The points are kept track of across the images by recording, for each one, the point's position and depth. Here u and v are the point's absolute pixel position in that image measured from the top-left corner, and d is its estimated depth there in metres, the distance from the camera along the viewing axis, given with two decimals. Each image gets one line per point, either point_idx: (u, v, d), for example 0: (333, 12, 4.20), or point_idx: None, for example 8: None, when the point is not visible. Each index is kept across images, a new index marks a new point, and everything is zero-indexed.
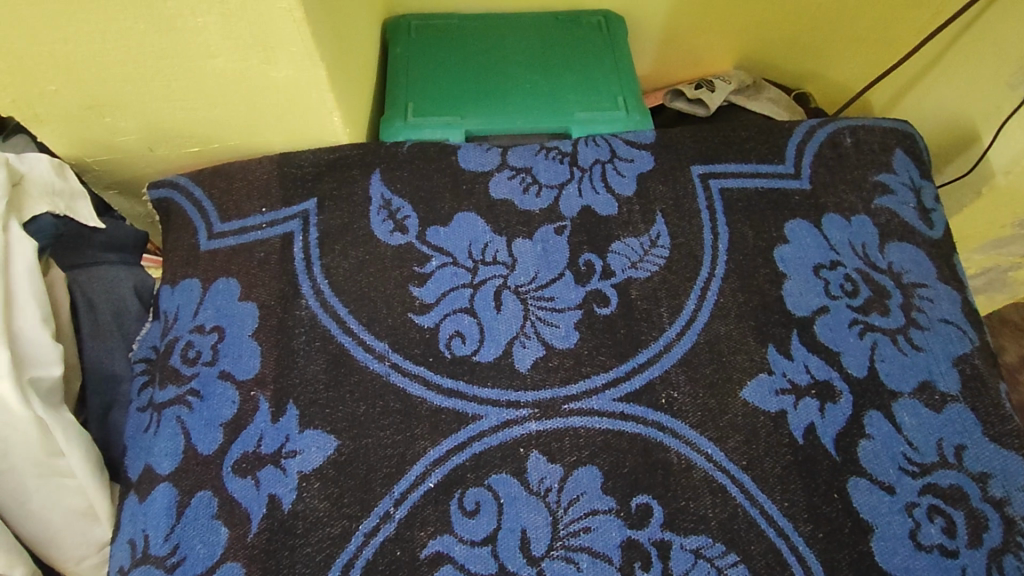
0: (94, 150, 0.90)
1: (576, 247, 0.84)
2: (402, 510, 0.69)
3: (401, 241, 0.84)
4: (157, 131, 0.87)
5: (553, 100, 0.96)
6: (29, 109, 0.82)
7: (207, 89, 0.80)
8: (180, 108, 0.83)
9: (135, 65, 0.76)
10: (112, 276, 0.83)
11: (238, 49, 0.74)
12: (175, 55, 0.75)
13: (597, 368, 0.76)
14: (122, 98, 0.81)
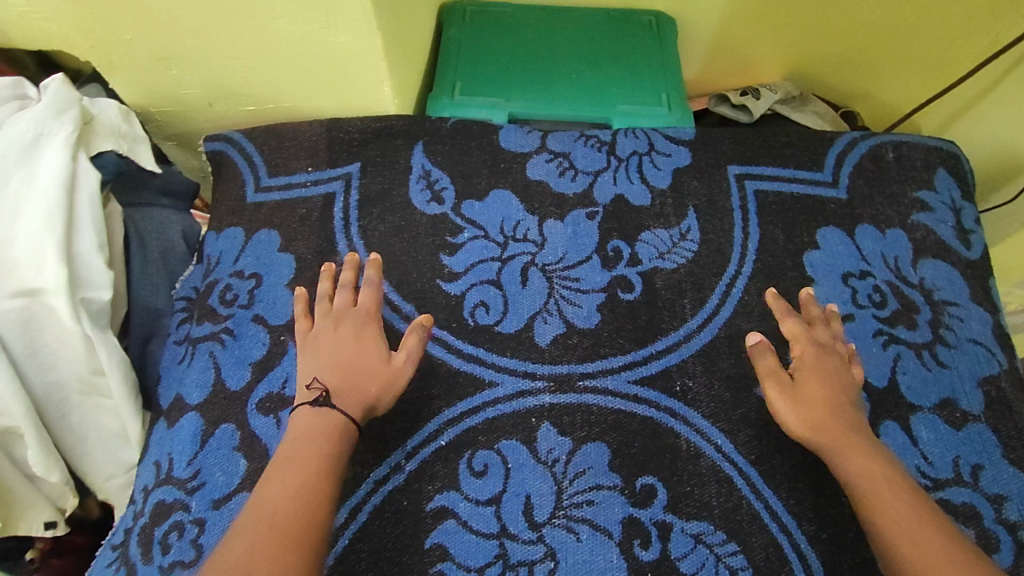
0: (159, 101, 0.95)
1: (606, 233, 0.85)
2: (412, 463, 0.71)
3: (437, 212, 0.87)
4: (218, 86, 0.92)
5: (597, 91, 0.98)
6: (106, 55, 0.88)
7: (268, 49, 0.84)
8: (241, 65, 0.87)
9: (201, 19, 0.80)
10: (162, 216, 0.88)
11: (299, 11, 0.78)
12: (241, 13, 0.79)
13: (615, 351, 0.78)
14: (188, 52, 0.86)
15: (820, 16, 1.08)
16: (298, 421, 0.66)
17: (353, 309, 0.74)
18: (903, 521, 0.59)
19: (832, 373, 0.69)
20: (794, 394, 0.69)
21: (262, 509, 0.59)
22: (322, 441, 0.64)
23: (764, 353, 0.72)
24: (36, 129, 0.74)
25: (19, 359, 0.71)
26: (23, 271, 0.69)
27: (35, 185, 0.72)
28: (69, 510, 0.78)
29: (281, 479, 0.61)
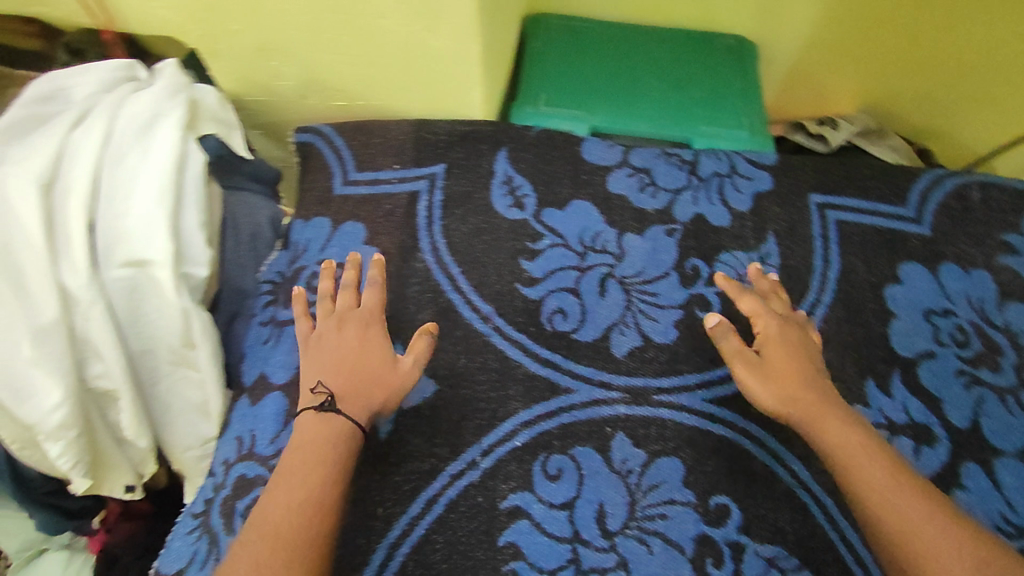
0: (254, 90, 0.98)
1: (685, 250, 0.86)
2: (488, 460, 0.73)
3: (518, 217, 0.88)
4: (313, 78, 0.93)
5: (678, 110, 0.98)
6: (211, 43, 0.91)
7: (366, 49, 0.85)
8: (338, 60, 0.88)
9: (308, 15, 0.82)
10: (252, 201, 0.90)
11: (403, 14, 0.79)
12: (348, 13, 0.81)
13: (691, 369, 0.79)
14: (288, 45, 0.88)
15: (907, 46, 1.08)
16: (302, 426, 0.66)
17: (361, 313, 0.75)
18: (880, 484, 0.60)
19: (793, 345, 0.72)
20: (763, 369, 0.72)
21: (264, 524, 0.59)
22: (324, 450, 0.64)
23: (727, 335, 0.75)
24: (151, 110, 0.77)
25: (123, 327, 0.74)
26: (133, 244, 0.72)
27: (147, 162, 0.75)
28: (148, 475, 0.82)
29: (284, 491, 0.61)
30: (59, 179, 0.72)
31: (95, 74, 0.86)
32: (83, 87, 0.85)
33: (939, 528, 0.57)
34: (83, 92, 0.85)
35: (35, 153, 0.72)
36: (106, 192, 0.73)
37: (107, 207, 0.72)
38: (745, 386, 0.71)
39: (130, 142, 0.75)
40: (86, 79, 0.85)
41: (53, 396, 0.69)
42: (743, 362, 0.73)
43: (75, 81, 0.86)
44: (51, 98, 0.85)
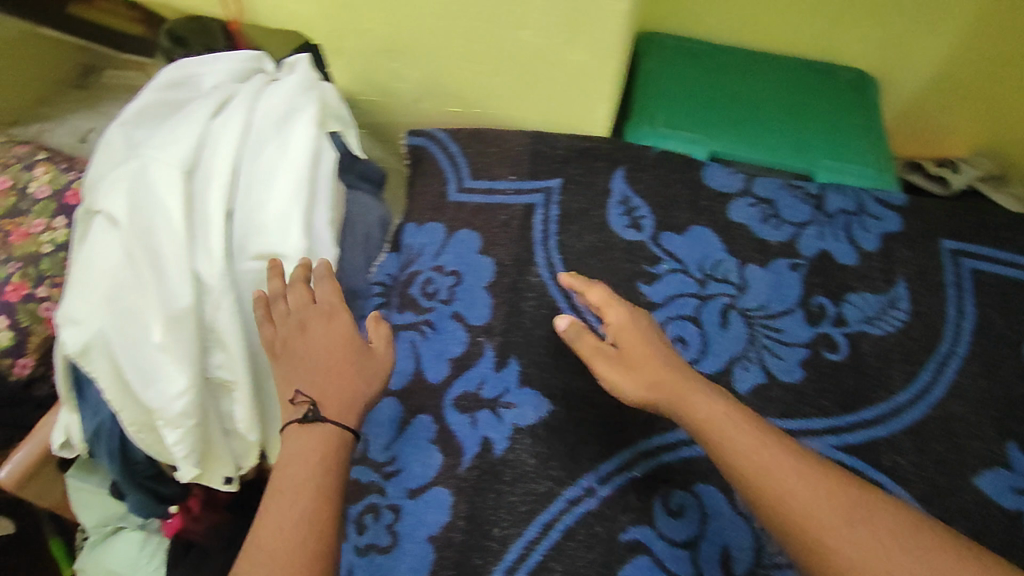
0: (367, 88, 0.95)
1: (809, 287, 0.84)
2: (606, 489, 0.71)
3: (635, 238, 0.86)
4: (433, 82, 0.91)
5: (799, 141, 0.95)
6: (338, 41, 0.90)
7: (497, 57, 0.83)
8: (465, 67, 0.87)
9: (447, 20, 0.81)
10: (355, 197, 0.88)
11: (545, 26, 0.77)
12: (488, 21, 0.79)
13: (818, 412, 0.77)
14: (416, 47, 0.86)
15: None
16: (290, 444, 0.61)
17: (320, 306, 0.69)
18: (759, 457, 0.58)
19: (643, 330, 0.70)
20: (621, 361, 0.69)
21: (261, 550, 0.55)
22: (315, 463, 0.60)
23: (580, 335, 0.72)
24: (290, 103, 0.77)
25: (245, 319, 0.73)
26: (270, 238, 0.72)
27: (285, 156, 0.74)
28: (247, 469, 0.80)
29: (280, 512, 0.57)
30: (197, 165, 0.71)
31: (225, 62, 0.85)
32: (213, 75, 0.84)
33: (848, 523, 0.54)
34: (211, 80, 0.84)
35: (175, 136, 0.71)
36: (245, 183, 0.72)
37: (245, 198, 0.72)
38: (607, 382, 0.68)
39: (268, 133, 0.74)
40: (216, 67, 0.84)
41: (178, 384, 0.68)
42: (607, 359, 0.70)
43: (206, 68, 0.85)
44: (181, 85, 0.84)
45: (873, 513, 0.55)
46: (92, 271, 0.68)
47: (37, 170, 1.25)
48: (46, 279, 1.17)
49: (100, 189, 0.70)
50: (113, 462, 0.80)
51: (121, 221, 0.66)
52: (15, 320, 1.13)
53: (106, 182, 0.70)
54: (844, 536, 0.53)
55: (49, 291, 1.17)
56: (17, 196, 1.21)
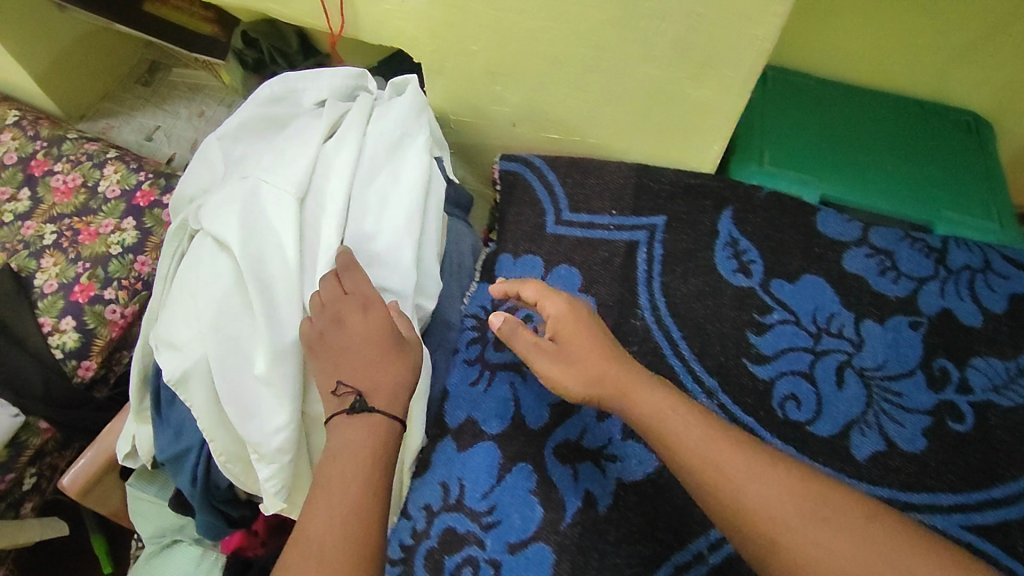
0: (463, 109, 0.90)
1: (931, 348, 0.79)
2: (717, 556, 0.67)
3: (744, 284, 0.82)
4: (534, 108, 0.86)
5: (916, 189, 0.88)
6: (438, 62, 0.84)
7: (613, 87, 0.79)
8: (574, 96, 0.82)
9: (566, 48, 0.75)
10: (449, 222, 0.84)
11: (673, 60, 0.73)
12: (611, 51, 0.74)
13: (944, 486, 0.71)
14: (524, 72, 0.81)
15: None
16: (337, 436, 0.57)
17: (357, 295, 0.63)
18: (702, 445, 0.58)
19: (585, 324, 0.69)
20: (560, 356, 0.67)
21: (309, 541, 0.52)
22: (359, 460, 0.56)
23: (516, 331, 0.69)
24: (402, 127, 0.73)
25: None
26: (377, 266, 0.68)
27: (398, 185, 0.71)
28: None
29: (325, 514, 0.53)
30: (310, 193, 0.69)
31: (327, 78, 0.81)
32: (314, 91, 0.80)
33: (803, 519, 0.53)
34: (313, 96, 0.80)
35: (289, 164, 0.69)
36: (357, 210, 0.69)
37: (356, 226, 0.69)
38: (548, 377, 0.67)
39: (381, 161, 0.71)
40: (318, 83, 0.81)
41: (277, 418, 0.63)
42: (540, 350, 0.68)
43: (306, 83, 0.81)
44: (283, 100, 0.79)
45: (849, 519, 0.54)
46: (198, 297, 0.65)
47: (108, 169, 1.22)
48: (113, 280, 1.13)
49: (207, 210, 0.68)
50: (194, 487, 0.76)
51: (234, 249, 0.64)
52: (81, 321, 1.10)
53: (215, 205, 0.68)
54: (802, 537, 0.53)
55: (116, 293, 1.13)
56: (87, 193, 1.20)
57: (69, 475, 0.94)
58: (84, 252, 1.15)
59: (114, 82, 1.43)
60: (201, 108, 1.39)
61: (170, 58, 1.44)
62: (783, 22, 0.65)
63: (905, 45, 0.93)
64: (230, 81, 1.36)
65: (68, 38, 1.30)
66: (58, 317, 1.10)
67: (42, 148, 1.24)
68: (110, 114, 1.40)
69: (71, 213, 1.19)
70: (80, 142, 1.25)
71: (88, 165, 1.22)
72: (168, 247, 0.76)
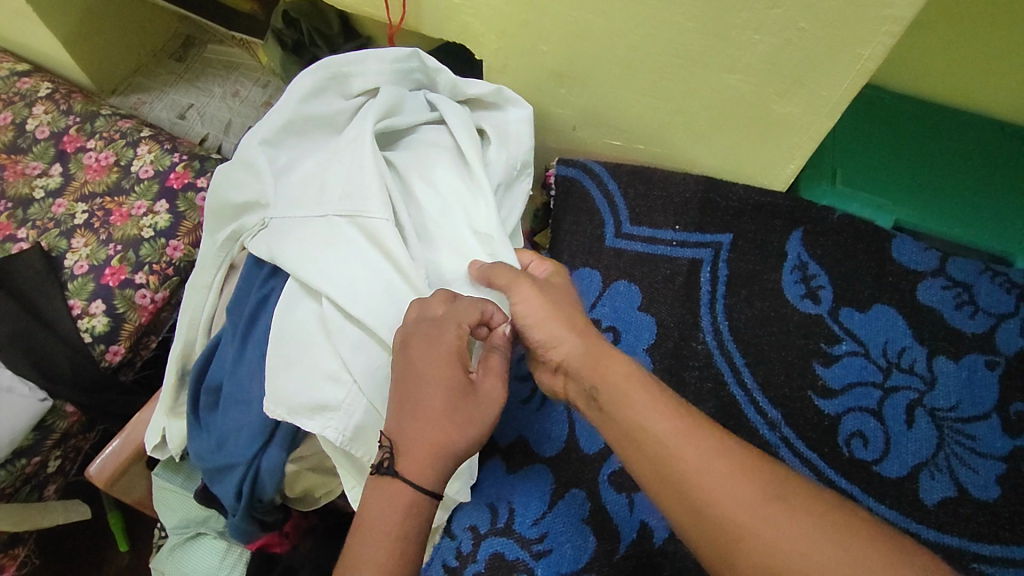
0: None
1: (1008, 390, 0.74)
2: None
3: (812, 311, 0.78)
4: (600, 114, 0.82)
5: (999, 216, 0.82)
6: (505, 61, 0.80)
7: (689, 97, 0.74)
8: (645, 104, 0.78)
9: (644, 55, 0.71)
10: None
11: (760, 73, 0.68)
12: (694, 61, 0.70)
13: (1019, 539, 0.67)
14: (595, 76, 0.77)
15: None
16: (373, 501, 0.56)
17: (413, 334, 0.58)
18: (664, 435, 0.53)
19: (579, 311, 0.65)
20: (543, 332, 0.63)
21: None
22: (397, 521, 0.55)
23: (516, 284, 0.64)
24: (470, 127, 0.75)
25: None
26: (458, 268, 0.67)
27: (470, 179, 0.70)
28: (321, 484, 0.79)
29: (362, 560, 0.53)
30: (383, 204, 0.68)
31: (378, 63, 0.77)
32: (365, 78, 0.76)
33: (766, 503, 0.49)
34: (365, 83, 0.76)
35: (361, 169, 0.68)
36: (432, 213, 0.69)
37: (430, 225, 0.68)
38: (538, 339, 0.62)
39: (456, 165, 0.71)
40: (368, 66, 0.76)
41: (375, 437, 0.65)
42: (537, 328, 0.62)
43: (358, 66, 0.76)
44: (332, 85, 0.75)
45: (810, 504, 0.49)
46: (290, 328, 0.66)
47: (141, 148, 1.18)
48: (145, 264, 1.10)
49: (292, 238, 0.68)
50: (238, 501, 0.73)
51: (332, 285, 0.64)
52: (112, 305, 1.06)
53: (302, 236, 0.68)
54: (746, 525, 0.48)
55: (147, 278, 1.09)
56: (120, 172, 1.17)
57: (97, 463, 0.90)
58: (116, 234, 1.12)
59: (147, 56, 1.39)
60: (236, 88, 1.35)
61: (204, 34, 1.40)
62: (890, 42, 0.61)
63: (1005, 69, 0.85)
64: (268, 61, 1.31)
65: (102, 9, 1.25)
66: (89, 300, 1.06)
67: (75, 123, 1.21)
68: (143, 90, 1.36)
69: (103, 192, 1.15)
70: (113, 119, 1.22)
71: (122, 143, 1.19)
72: (215, 255, 0.76)
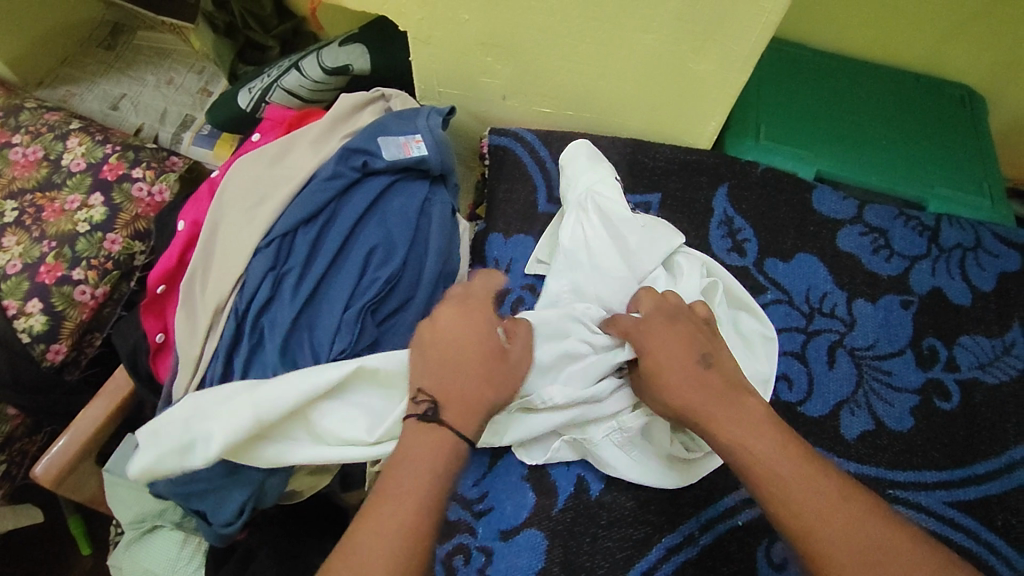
0: (453, 83, 0.86)
1: (921, 327, 0.79)
2: (706, 537, 0.67)
3: (738, 263, 0.82)
4: (527, 82, 0.82)
5: (911, 165, 0.87)
6: (429, 31, 0.79)
7: (609, 60, 0.75)
8: (570, 69, 0.78)
9: (561, 18, 0.72)
10: (416, 189, 0.78)
11: (675, 30, 0.69)
12: (609, 20, 0.70)
13: (928, 464, 0.72)
14: (517, 43, 0.77)
15: None
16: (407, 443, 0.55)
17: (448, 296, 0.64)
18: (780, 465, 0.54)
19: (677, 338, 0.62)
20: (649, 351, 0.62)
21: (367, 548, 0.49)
22: (427, 456, 0.54)
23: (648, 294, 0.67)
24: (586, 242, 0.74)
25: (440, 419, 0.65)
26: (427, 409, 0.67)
27: (658, 323, 0.63)
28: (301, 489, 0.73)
29: (370, 535, 0.50)
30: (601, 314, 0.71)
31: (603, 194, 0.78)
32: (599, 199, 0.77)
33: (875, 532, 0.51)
34: (621, 257, 0.74)
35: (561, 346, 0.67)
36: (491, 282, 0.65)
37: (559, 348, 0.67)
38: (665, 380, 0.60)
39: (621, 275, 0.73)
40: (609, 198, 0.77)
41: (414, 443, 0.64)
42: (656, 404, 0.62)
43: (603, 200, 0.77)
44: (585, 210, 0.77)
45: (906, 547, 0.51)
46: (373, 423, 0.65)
47: (71, 141, 1.13)
48: (82, 260, 1.04)
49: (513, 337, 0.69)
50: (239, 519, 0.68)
51: None
52: (50, 303, 1.01)
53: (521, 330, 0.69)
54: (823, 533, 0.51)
55: (86, 273, 1.04)
56: (51, 167, 1.11)
57: (42, 463, 0.87)
58: (49, 230, 1.06)
59: (75, 46, 1.33)
60: (170, 76, 1.30)
61: (134, 21, 1.35)
62: None
63: (910, 19, 0.90)
64: (202, 46, 1.28)
65: None
66: (25, 299, 1.01)
67: None
68: (70, 81, 1.30)
69: (33, 188, 1.10)
70: (39, 112, 1.17)
71: (49, 137, 1.14)
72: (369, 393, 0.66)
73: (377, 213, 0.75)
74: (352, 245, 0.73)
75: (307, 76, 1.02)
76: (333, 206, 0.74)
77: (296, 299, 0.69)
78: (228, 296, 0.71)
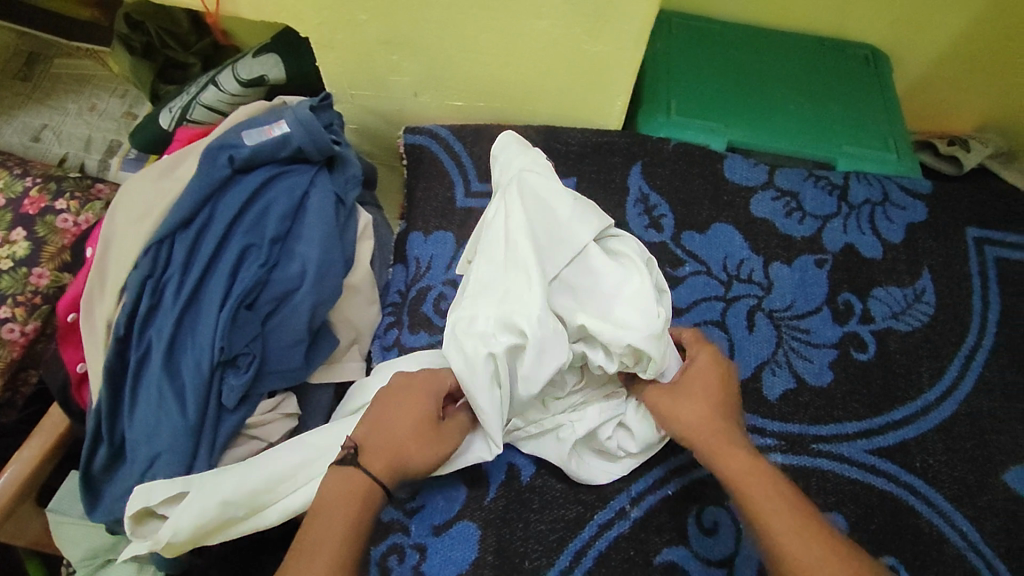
0: (362, 84, 0.85)
1: (836, 283, 0.81)
2: (638, 510, 0.68)
3: (656, 239, 0.83)
4: (434, 78, 0.82)
5: (818, 126, 0.89)
6: (329, 35, 0.78)
7: (511, 48, 0.76)
8: (473, 60, 0.78)
9: (455, 9, 0.72)
10: (297, 180, 0.76)
11: (567, 14, 0.70)
12: (502, 9, 0.71)
13: (849, 415, 0.74)
14: (416, 40, 0.77)
15: None
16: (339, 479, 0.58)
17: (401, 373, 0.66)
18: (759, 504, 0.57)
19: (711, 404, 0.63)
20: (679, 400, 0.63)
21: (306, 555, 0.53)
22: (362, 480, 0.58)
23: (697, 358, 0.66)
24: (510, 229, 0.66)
25: None
26: None
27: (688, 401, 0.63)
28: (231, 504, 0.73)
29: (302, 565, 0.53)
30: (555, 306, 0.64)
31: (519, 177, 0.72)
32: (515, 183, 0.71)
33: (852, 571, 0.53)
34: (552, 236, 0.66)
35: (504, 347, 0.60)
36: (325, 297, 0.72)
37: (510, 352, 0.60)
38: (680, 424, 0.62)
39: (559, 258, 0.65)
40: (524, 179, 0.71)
41: None
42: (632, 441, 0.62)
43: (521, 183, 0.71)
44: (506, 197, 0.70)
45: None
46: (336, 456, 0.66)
47: None
48: (8, 297, 1.01)
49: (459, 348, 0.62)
50: None
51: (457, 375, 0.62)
52: None
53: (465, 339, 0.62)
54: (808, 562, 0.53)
55: (13, 311, 1.01)
56: None
57: None
58: None
59: None
60: (92, 102, 1.27)
61: (50, 49, 1.30)
62: None
63: None
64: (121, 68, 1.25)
65: None
66: None
67: None
68: None
69: None
70: None
71: None
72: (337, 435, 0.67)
73: (254, 208, 0.74)
74: (229, 244, 0.72)
75: (224, 91, 1.01)
76: (209, 210, 0.74)
77: (176, 301, 0.70)
78: (112, 312, 0.72)
